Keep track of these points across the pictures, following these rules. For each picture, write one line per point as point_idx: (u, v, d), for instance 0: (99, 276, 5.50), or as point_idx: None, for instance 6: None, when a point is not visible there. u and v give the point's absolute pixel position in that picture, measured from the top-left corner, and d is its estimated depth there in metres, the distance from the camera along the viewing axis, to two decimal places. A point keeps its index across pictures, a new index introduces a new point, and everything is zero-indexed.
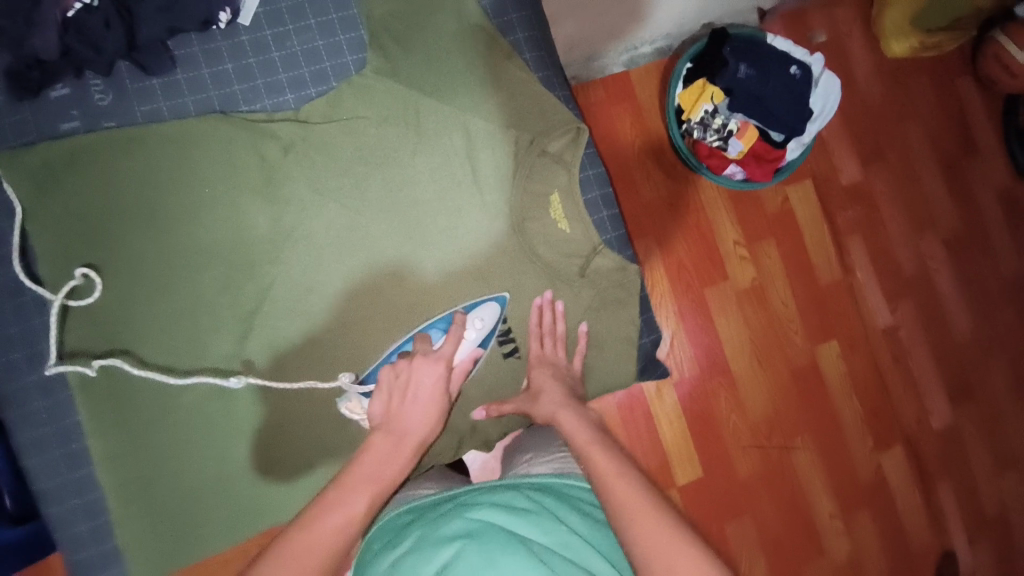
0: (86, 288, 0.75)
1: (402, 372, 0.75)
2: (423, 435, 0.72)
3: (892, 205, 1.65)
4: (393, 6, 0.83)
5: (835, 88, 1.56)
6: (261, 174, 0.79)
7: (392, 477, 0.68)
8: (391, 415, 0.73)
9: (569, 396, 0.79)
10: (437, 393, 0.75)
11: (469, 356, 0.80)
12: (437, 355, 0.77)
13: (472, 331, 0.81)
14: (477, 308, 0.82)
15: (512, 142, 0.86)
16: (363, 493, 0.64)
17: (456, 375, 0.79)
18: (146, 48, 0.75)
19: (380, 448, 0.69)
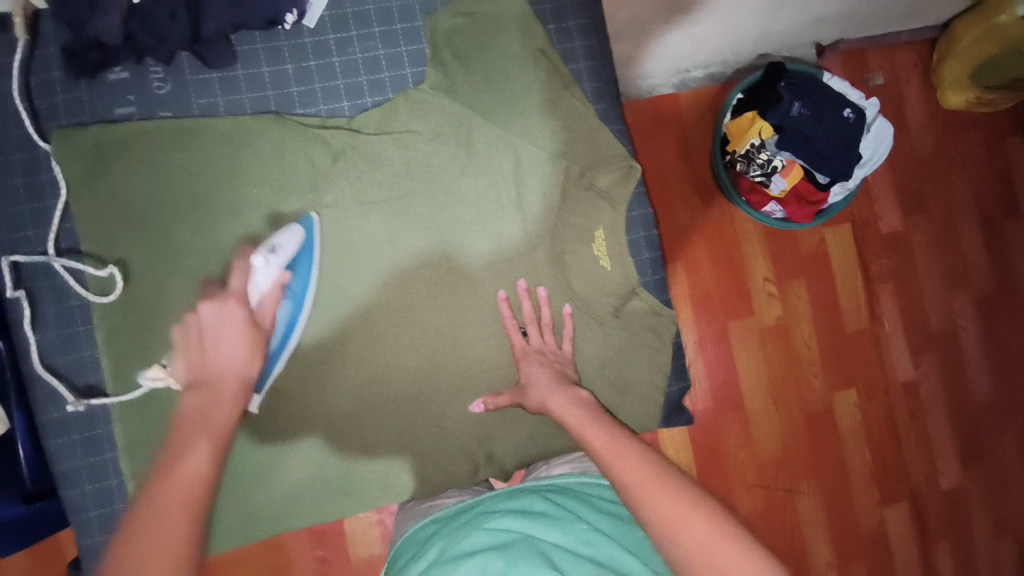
0: (105, 284, 0.74)
1: (193, 326, 0.67)
2: (240, 372, 0.66)
3: (927, 257, 1.61)
4: (457, 23, 0.82)
5: (887, 136, 1.52)
6: (310, 177, 0.79)
7: (222, 417, 0.62)
8: (199, 368, 0.66)
9: (561, 379, 0.77)
10: (238, 326, 0.67)
11: (277, 278, 0.73)
12: (232, 291, 0.69)
13: (270, 254, 0.73)
14: (279, 234, 0.75)
15: (560, 170, 0.84)
16: (200, 443, 0.58)
17: (260, 304, 0.71)
18: (208, 40, 0.74)
19: (196, 406, 0.62)
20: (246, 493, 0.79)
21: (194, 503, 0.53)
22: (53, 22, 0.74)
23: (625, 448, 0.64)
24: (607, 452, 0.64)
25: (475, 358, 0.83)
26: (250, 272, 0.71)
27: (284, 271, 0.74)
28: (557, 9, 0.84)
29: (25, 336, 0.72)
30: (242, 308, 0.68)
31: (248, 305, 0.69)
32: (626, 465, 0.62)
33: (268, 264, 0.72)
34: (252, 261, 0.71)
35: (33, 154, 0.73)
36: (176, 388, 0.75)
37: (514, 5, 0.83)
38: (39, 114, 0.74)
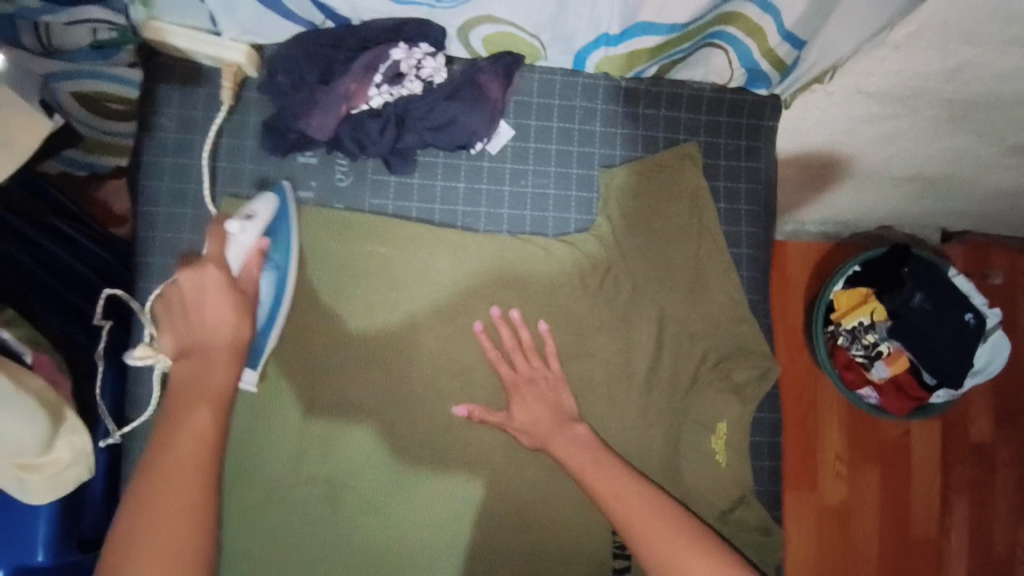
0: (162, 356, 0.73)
1: (176, 293, 0.62)
2: (230, 335, 0.60)
3: (1008, 479, 1.71)
4: (632, 181, 0.82)
5: (1005, 351, 1.46)
6: (450, 293, 0.79)
7: (212, 402, 0.55)
8: (181, 336, 0.60)
9: (558, 415, 0.75)
10: (221, 292, 0.60)
11: (255, 245, 0.66)
12: (207, 257, 0.62)
13: (245, 220, 0.67)
14: (250, 203, 0.70)
15: (697, 353, 0.81)
16: (181, 442, 0.53)
17: (242, 269, 0.64)
18: (400, 151, 0.76)
19: (185, 375, 0.57)
20: None
21: (201, 473, 0.52)
22: (257, 90, 0.76)
23: (631, 488, 0.67)
24: (601, 487, 0.68)
25: (566, 523, 0.79)
26: (230, 237, 0.65)
27: (263, 236, 0.68)
28: (731, 191, 0.84)
29: (146, 386, 0.74)
30: (223, 274, 0.61)
31: (228, 269, 0.62)
32: (603, 478, 0.68)
33: (250, 226, 0.67)
34: (229, 226, 0.65)
35: (199, 214, 0.75)
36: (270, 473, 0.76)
37: (691, 175, 0.82)
38: (220, 175, 0.75)
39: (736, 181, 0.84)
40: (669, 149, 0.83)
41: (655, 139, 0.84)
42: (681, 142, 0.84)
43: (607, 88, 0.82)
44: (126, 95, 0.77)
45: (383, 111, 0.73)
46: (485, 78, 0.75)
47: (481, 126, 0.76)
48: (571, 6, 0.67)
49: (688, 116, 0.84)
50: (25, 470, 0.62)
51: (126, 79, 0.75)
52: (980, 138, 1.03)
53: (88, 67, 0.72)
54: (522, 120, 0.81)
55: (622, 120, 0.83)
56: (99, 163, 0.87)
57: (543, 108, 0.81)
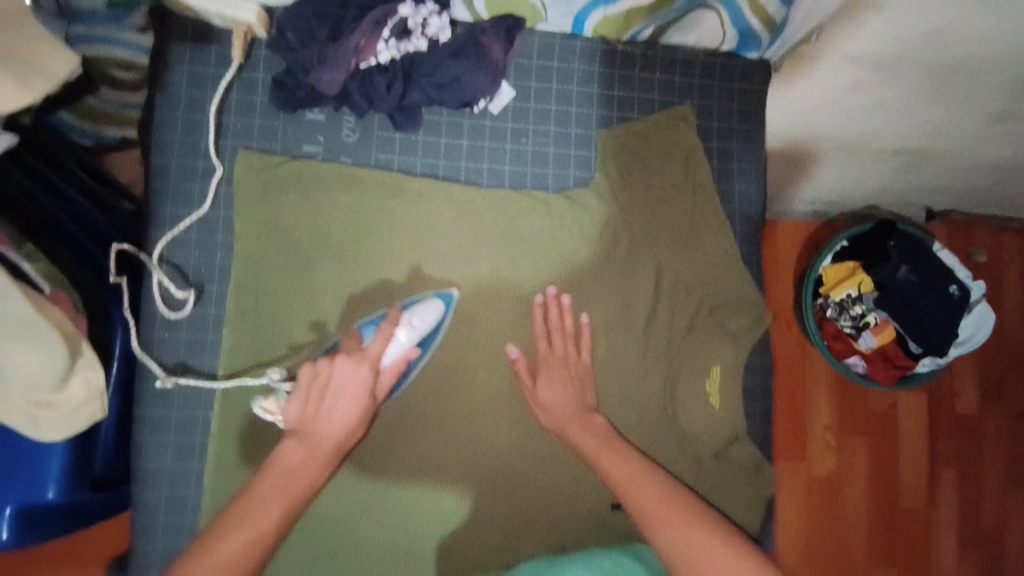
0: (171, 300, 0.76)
1: (323, 373, 0.73)
2: (337, 442, 0.73)
3: (995, 450, 1.76)
4: (628, 140, 0.86)
5: (992, 320, 1.50)
6: (456, 245, 0.82)
7: (306, 481, 0.70)
8: (308, 419, 0.72)
9: (578, 405, 0.79)
10: (359, 390, 0.73)
11: (405, 352, 0.77)
12: (365, 353, 0.74)
13: (410, 330, 0.76)
14: (420, 307, 0.78)
15: (689, 303, 0.85)
16: (277, 503, 0.68)
17: (390, 366, 0.76)
18: (405, 108, 0.78)
19: (296, 456, 0.71)
20: (321, 548, 0.80)
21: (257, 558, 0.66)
22: (266, 49, 0.79)
23: (641, 473, 0.74)
24: (619, 471, 0.74)
25: (564, 462, 0.84)
26: (389, 339, 0.75)
27: (414, 345, 0.77)
28: (723, 150, 0.88)
29: (160, 332, 0.76)
30: (371, 372, 0.74)
31: (376, 368, 0.74)
32: (617, 466, 0.75)
33: (407, 336, 0.76)
34: (394, 330, 0.76)
35: (209, 167, 0.77)
36: None
37: (685, 135, 0.86)
38: (231, 131, 0.78)
39: (728, 142, 0.88)
40: (663, 111, 0.86)
41: (650, 101, 0.87)
42: (676, 104, 0.87)
43: (605, 51, 0.86)
44: (137, 61, 0.80)
45: (390, 66, 0.76)
46: (488, 38, 0.78)
47: (483, 82, 0.79)
48: None
49: (681, 79, 0.87)
50: (39, 407, 0.65)
51: (138, 44, 0.79)
52: (964, 109, 1.07)
53: (101, 29, 0.76)
54: (522, 81, 0.85)
55: (619, 83, 0.86)
56: (109, 134, 0.86)
57: (542, 69, 0.85)
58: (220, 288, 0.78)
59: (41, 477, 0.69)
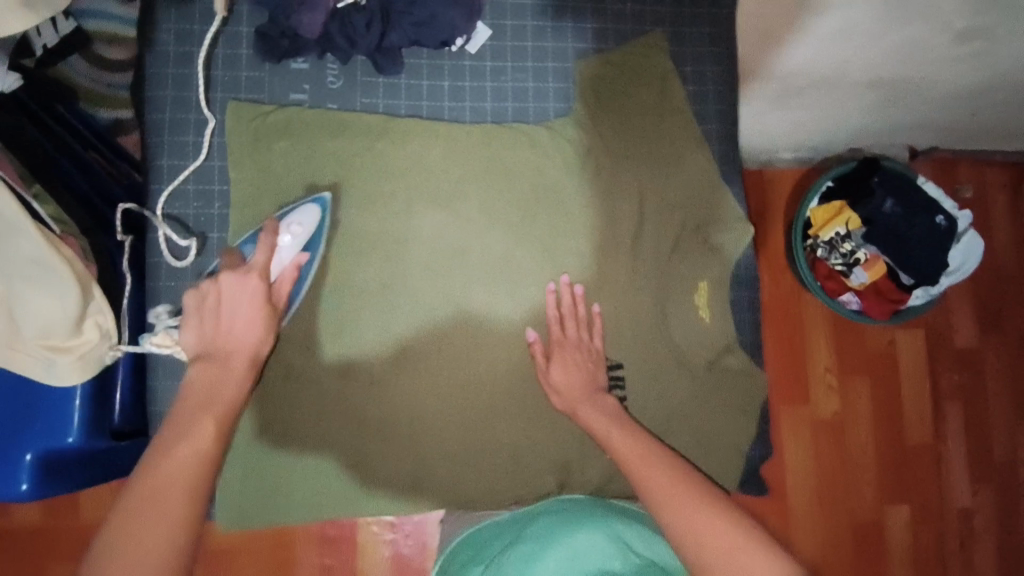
0: (176, 249, 0.79)
1: (210, 294, 0.72)
2: (251, 348, 0.72)
3: (998, 382, 1.79)
4: (605, 69, 0.88)
5: (978, 248, 1.52)
6: (445, 180, 0.85)
7: (227, 396, 0.68)
8: (207, 341, 0.71)
9: (590, 386, 0.81)
10: (254, 300, 0.73)
11: (293, 260, 0.77)
12: (253, 267, 0.74)
13: (291, 234, 0.78)
14: (296, 212, 0.79)
15: (675, 221, 0.87)
16: (204, 421, 0.65)
17: (279, 279, 0.76)
18: (387, 50, 0.81)
19: (206, 375, 0.69)
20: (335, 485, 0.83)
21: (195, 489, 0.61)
22: (248, 3, 0.81)
23: (654, 455, 0.73)
24: (626, 449, 0.74)
25: None
26: (273, 248, 0.77)
27: (301, 252, 0.78)
28: (698, 74, 0.90)
29: (164, 280, 0.78)
30: (261, 282, 0.74)
31: (267, 278, 0.74)
32: (623, 446, 0.75)
33: (290, 242, 0.77)
34: (275, 237, 0.77)
35: (200, 120, 0.80)
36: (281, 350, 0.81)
37: (659, 62, 0.89)
38: (220, 84, 0.81)
39: (702, 66, 0.91)
40: (637, 40, 0.89)
41: (623, 31, 0.89)
42: (648, 33, 0.90)
43: None
44: (124, 35, 0.81)
45: (368, 6, 0.79)
46: None
47: (459, 19, 0.81)
48: None
49: (652, 8, 0.90)
50: (54, 350, 0.68)
51: (125, 16, 0.80)
52: (929, 25, 1.10)
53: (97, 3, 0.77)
54: (498, 20, 0.87)
55: (592, 17, 0.89)
56: (100, 116, 0.83)
57: (517, 6, 0.87)
58: (220, 236, 0.80)
59: (63, 424, 0.74)
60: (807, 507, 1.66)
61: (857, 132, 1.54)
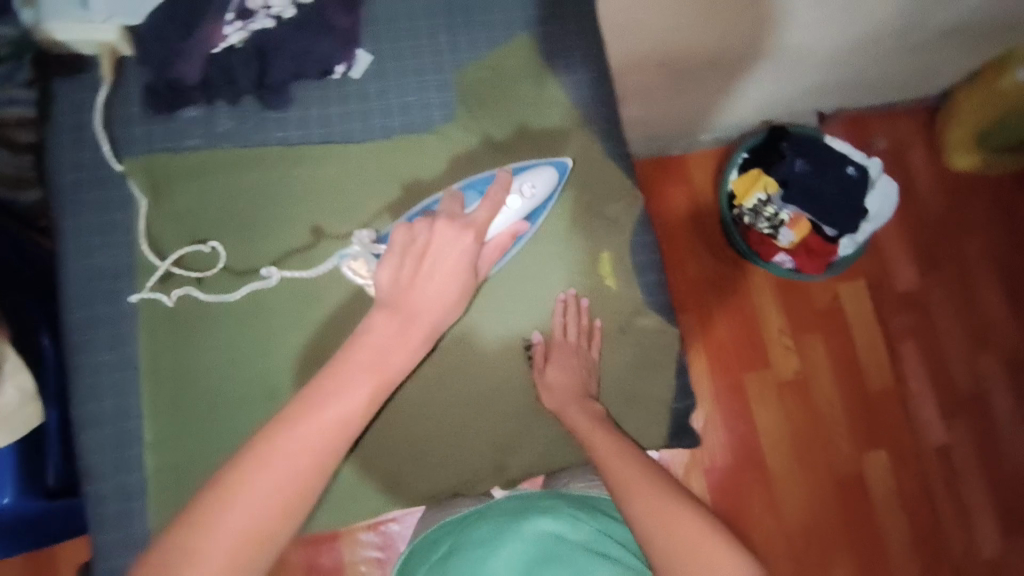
0: (204, 257, 0.87)
1: (423, 236, 0.77)
2: (437, 315, 0.75)
3: (947, 316, 1.86)
4: (482, 74, 0.95)
5: (893, 190, 1.61)
6: (346, 198, 0.90)
7: (396, 361, 0.71)
8: (399, 289, 0.74)
9: (581, 391, 0.86)
10: (461, 255, 0.77)
11: (511, 227, 0.84)
12: (472, 222, 0.80)
13: (519, 199, 0.85)
14: (533, 174, 0.88)
15: (571, 200, 0.93)
16: (364, 386, 0.68)
17: (494, 240, 0.83)
18: (272, 86, 0.87)
19: (388, 326, 0.72)
20: None
21: (312, 482, 0.63)
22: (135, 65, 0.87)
23: (626, 449, 0.78)
24: (601, 447, 0.78)
25: (488, 365, 0.89)
26: (499, 209, 0.83)
27: (520, 220, 0.86)
28: (571, 65, 0.97)
29: (84, 334, 0.84)
30: (475, 240, 0.79)
31: (479, 238, 0.80)
32: (598, 441, 0.79)
33: (517, 208, 0.85)
34: (508, 199, 0.85)
35: (108, 175, 0.86)
36: (204, 383, 0.85)
37: (532, 60, 0.96)
38: (120, 143, 0.86)
39: (574, 59, 0.97)
40: (509, 43, 0.96)
41: (495, 38, 0.96)
42: (518, 36, 0.97)
43: (443, 4, 0.95)
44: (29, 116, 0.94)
45: (241, 47, 0.85)
46: (330, 10, 0.87)
47: (332, 47, 0.88)
48: None
49: (519, 13, 0.97)
50: None
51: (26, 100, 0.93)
52: None
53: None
54: (375, 45, 0.93)
55: (464, 30, 0.96)
56: (26, 195, 1.00)
57: (391, 31, 0.94)
58: (130, 284, 0.85)
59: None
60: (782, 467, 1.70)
61: (759, 106, 1.71)
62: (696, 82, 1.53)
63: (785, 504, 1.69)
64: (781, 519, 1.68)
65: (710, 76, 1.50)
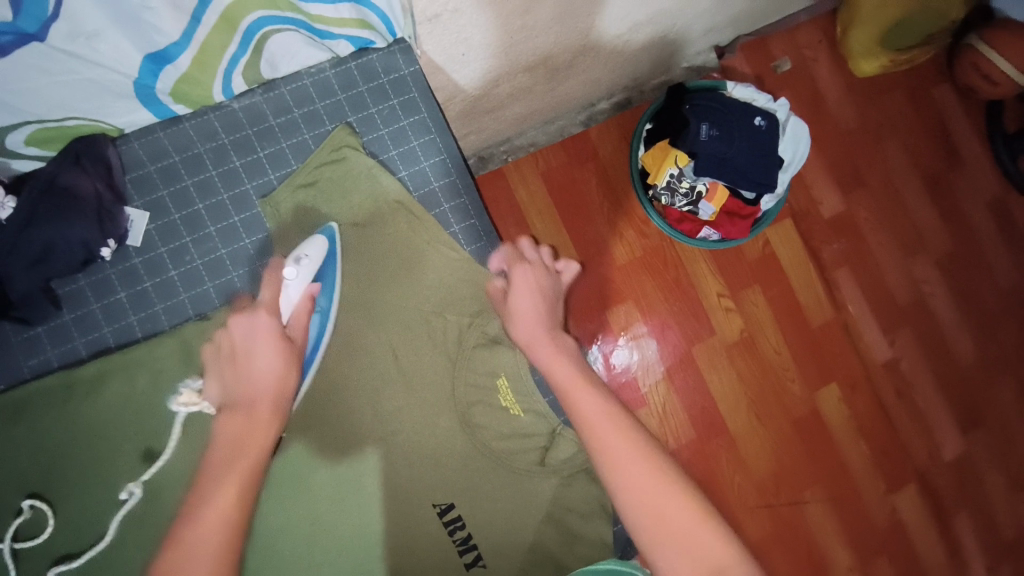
0: (36, 518, 0.71)
1: (226, 341, 0.67)
2: (273, 394, 0.63)
3: (876, 229, 1.77)
4: (300, 197, 0.76)
5: (803, 134, 1.50)
6: (168, 404, 0.73)
7: (257, 445, 0.60)
8: (230, 389, 0.65)
9: (549, 317, 0.72)
10: (267, 337, 0.65)
11: (304, 294, 0.71)
12: (261, 303, 0.68)
13: (298, 265, 0.71)
14: (302, 245, 0.73)
15: (448, 325, 0.80)
16: (226, 486, 0.57)
17: (293, 317, 0.69)
18: (23, 302, 0.69)
19: (234, 427, 0.61)
20: None
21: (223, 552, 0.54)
22: None
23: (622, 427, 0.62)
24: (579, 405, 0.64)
25: (404, 545, 0.79)
26: (281, 287, 0.70)
27: (311, 283, 0.72)
28: (408, 154, 0.80)
29: None
30: (272, 320, 0.66)
31: (278, 317, 0.68)
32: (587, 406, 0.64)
33: (298, 274, 0.71)
34: (282, 273, 0.70)
35: None
36: None
37: (355, 160, 0.76)
38: None
39: (407, 143, 0.80)
40: (321, 144, 0.77)
41: (303, 142, 0.77)
42: (331, 131, 0.77)
43: (220, 118, 0.73)
44: None
45: None
46: (64, 176, 0.67)
47: (87, 231, 0.68)
48: (46, 83, 0.57)
49: (324, 103, 0.77)
50: None
51: None
52: None
53: None
54: (151, 196, 0.73)
55: (259, 141, 0.75)
56: None
57: (165, 171, 0.73)
58: None
59: None
60: (737, 427, 1.65)
61: (652, 60, 1.50)
62: (573, 66, 1.28)
63: (750, 463, 1.65)
64: (750, 478, 1.64)
65: (585, 57, 1.26)
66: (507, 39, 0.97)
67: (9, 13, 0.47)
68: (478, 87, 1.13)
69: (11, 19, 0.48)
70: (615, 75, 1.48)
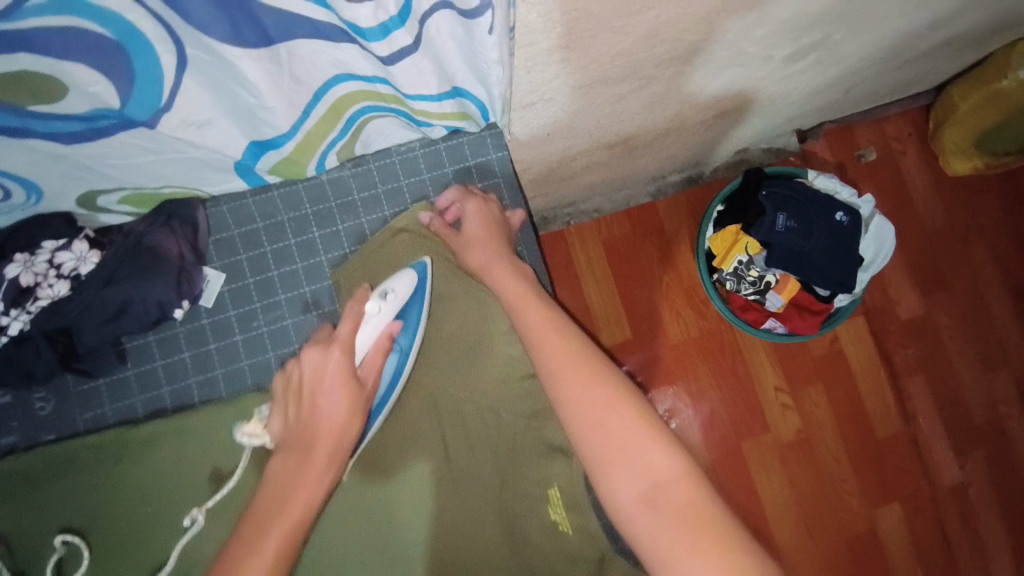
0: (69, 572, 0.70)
1: (296, 374, 0.65)
2: (334, 440, 0.62)
3: (956, 338, 1.64)
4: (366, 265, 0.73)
5: (889, 233, 1.42)
6: (209, 475, 0.71)
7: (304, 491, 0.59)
8: (292, 427, 0.63)
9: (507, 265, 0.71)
10: (338, 383, 0.63)
11: (384, 330, 0.68)
12: (337, 337, 0.66)
13: (382, 300, 0.68)
14: (390, 279, 0.70)
15: (504, 422, 0.77)
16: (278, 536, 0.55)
17: (367, 360, 0.66)
18: (86, 355, 0.70)
19: (284, 473, 0.60)
20: None
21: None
22: None
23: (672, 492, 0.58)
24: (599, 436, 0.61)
25: None
26: (361, 320, 0.67)
27: (393, 321, 0.69)
28: None
29: None
30: (346, 361, 0.65)
31: (353, 359, 0.65)
32: (622, 472, 0.60)
33: (381, 311, 0.68)
34: (365, 306, 0.68)
35: None
36: None
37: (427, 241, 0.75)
38: None
39: None
40: (399, 217, 0.75)
41: (381, 218, 0.76)
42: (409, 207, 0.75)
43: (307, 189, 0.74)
44: None
45: (31, 332, 0.67)
46: (153, 237, 0.69)
47: (165, 292, 0.69)
48: (143, 158, 0.58)
49: (409, 181, 0.76)
50: None
51: None
52: (721, 67, 0.92)
53: None
54: (229, 259, 0.73)
55: (340, 214, 0.75)
56: None
57: (246, 236, 0.73)
58: None
59: None
60: (783, 533, 1.53)
61: (731, 142, 1.46)
62: (651, 145, 1.25)
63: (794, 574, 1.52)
64: None
65: (665, 138, 1.23)
66: (596, 121, 0.95)
67: (117, 101, 0.49)
68: (557, 159, 1.11)
69: (120, 107, 0.49)
70: (689, 153, 1.45)
